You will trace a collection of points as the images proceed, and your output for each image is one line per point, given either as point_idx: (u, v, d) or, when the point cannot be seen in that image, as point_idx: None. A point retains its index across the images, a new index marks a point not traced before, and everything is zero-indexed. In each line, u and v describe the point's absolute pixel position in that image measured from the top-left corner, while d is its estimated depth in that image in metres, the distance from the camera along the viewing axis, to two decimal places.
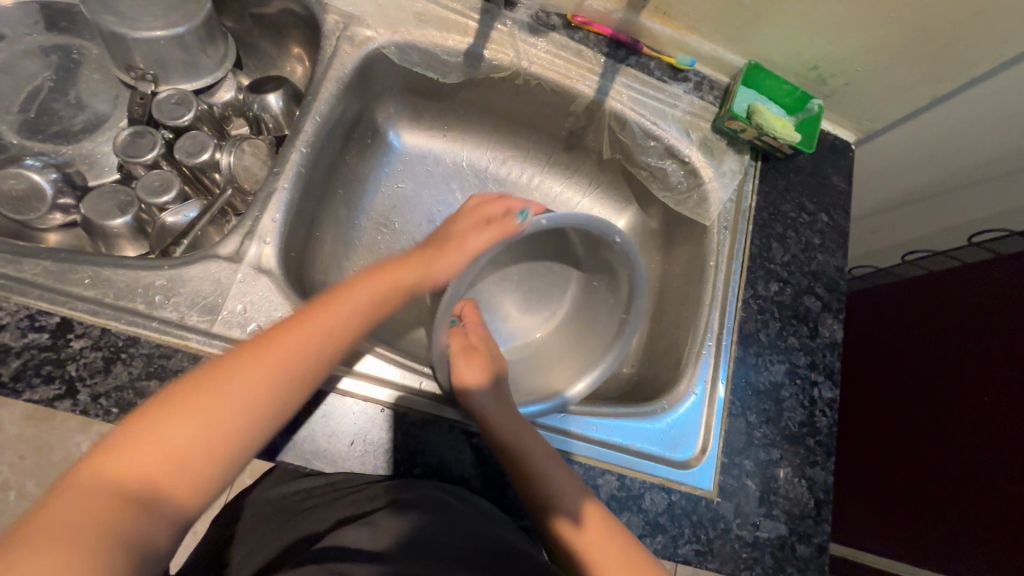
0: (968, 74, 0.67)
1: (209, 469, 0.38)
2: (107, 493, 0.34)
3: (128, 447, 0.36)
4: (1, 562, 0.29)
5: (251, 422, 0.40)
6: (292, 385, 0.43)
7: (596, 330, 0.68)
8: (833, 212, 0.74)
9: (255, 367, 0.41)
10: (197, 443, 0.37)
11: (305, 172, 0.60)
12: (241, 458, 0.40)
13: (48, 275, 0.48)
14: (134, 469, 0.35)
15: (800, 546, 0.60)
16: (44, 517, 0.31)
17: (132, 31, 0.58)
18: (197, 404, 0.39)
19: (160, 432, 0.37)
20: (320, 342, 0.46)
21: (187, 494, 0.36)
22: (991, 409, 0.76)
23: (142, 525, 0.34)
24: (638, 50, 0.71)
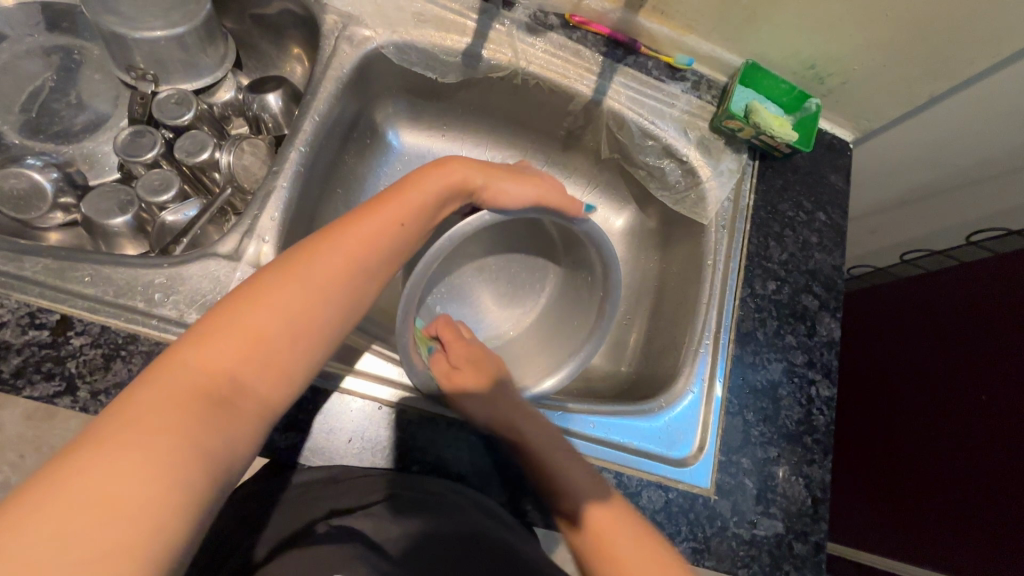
0: (965, 73, 0.67)
1: (290, 355, 0.41)
2: (201, 376, 0.37)
3: (207, 344, 0.38)
4: (115, 439, 0.31)
5: (315, 329, 0.43)
6: (356, 280, 0.46)
7: (573, 323, 0.68)
8: (830, 211, 0.74)
9: (315, 277, 0.44)
10: (277, 332, 0.41)
11: (304, 171, 0.60)
12: (316, 347, 0.43)
13: (49, 273, 0.49)
14: (223, 354, 0.38)
15: (798, 544, 0.60)
16: (141, 402, 0.34)
17: (133, 31, 0.59)
18: (272, 296, 0.42)
19: (243, 322, 0.40)
20: (380, 243, 0.48)
21: (273, 379, 0.40)
22: (988, 407, 0.76)
23: (239, 404, 0.38)
24: (636, 49, 0.71)
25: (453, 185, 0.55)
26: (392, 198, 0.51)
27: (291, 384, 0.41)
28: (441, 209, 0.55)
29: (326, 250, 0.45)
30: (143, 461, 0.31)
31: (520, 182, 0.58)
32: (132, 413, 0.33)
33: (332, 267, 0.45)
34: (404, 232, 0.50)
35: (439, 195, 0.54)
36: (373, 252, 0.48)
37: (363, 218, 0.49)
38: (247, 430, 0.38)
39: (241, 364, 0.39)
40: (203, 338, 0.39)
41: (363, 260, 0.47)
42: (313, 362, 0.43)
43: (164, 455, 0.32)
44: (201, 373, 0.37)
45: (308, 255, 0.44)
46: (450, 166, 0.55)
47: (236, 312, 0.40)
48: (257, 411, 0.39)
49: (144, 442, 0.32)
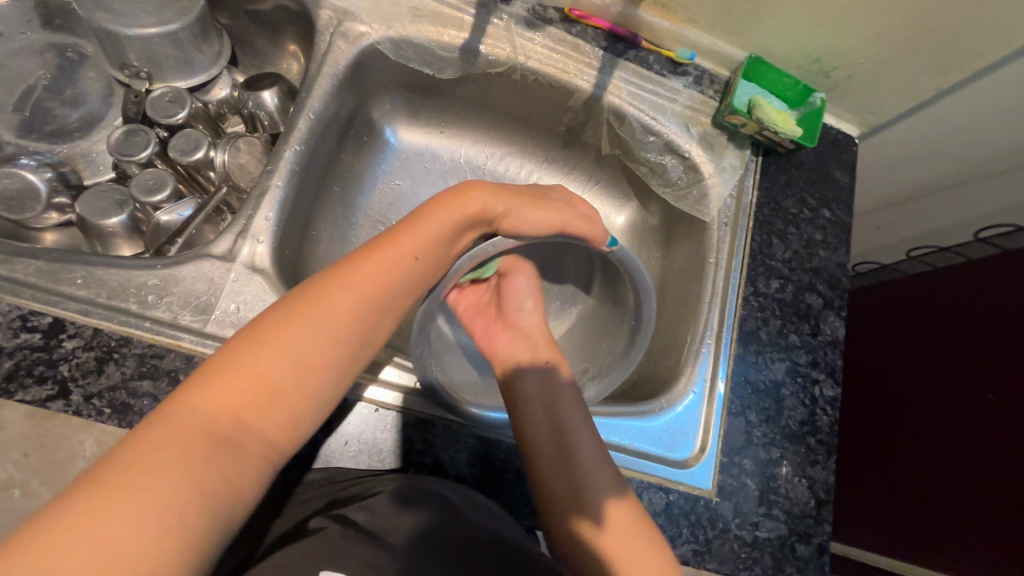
0: (973, 66, 0.65)
1: (299, 397, 0.40)
2: (207, 420, 0.36)
3: (216, 384, 0.37)
4: (113, 488, 0.31)
5: (326, 371, 0.42)
6: (369, 317, 0.44)
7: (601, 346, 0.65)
8: (835, 208, 0.73)
9: (329, 317, 0.42)
10: (286, 373, 0.39)
11: (299, 169, 0.59)
12: (328, 387, 0.42)
13: (41, 274, 0.48)
14: (231, 397, 0.37)
15: (800, 546, 0.59)
16: (145, 445, 0.33)
17: (125, 28, 0.58)
18: (283, 334, 0.40)
19: (253, 362, 0.38)
20: (395, 276, 0.46)
21: (282, 421, 0.39)
22: (994, 407, 0.76)
23: (246, 449, 0.36)
24: (636, 43, 0.70)
25: (473, 215, 0.52)
26: (410, 227, 0.49)
27: (301, 426, 0.40)
28: (459, 239, 0.52)
29: (340, 286, 0.44)
30: (141, 515, 0.30)
31: (542, 210, 0.55)
32: (135, 460, 0.32)
33: (345, 304, 0.43)
34: (420, 264, 0.48)
35: (459, 225, 0.51)
36: (389, 285, 0.46)
37: (381, 248, 0.47)
38: (253, 475, 0.37)
39: (248, 406, 0.37)
40: (211, 378, 0.37)
41: (377, 295, 0.45)
42: (324, 404, 0.42)
43: (164, 509, 0.31)
44: (208, 416, 0.36)
45: (322, 292, 0.43)
46: (474, 193, 0.53)
47: (246, 350, 0.39)
48: (264, 456, 0.38)
49: (144, 494, 0.31)
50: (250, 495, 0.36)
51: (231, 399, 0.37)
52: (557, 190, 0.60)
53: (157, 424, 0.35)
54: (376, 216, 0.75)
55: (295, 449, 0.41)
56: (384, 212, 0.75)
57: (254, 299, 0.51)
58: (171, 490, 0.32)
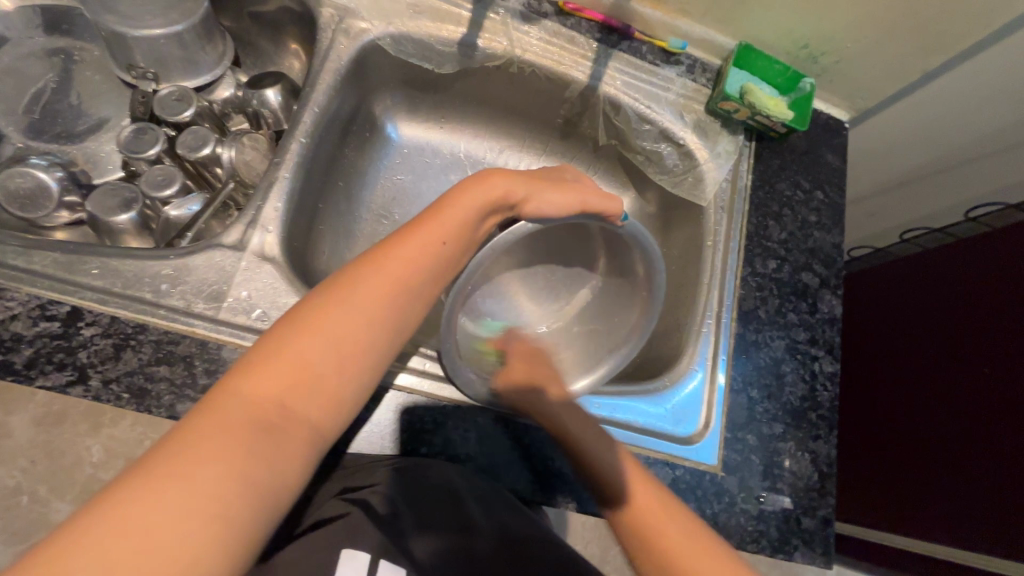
0: (958, 46, 0.67)
1: (338, 382, 0.41)
2: (253, 407, 0.37)
3: (260, 368, 0.39)
4: (169, 466, 0.32)
5: (361, 352, 0.43)
6: (399, 304, 0.46)
7: (609, 329, 0.65)
8: (828, 189, 0.75)
9: (362, 302, 0.44)
10: (325, 360, 0.41)
11: (305, 162, 0.61)
12: (364, 374, 0.43)
13: (58, 266, 0.49)
14: (274, 383, 0.38)
15: (806, 519, 0.61)
16: (198, 427, 0.35)
17: (133, 29, 0.59)
18: (321, 322, 0.42)
19: (294, 350, 0.40)
20: (421, 264, 0.48)
21: (323, 407, 0.40)
22: (990, 380, 0.77)
23: (291, 432, 0.37)
24: (629, 34, 0.72)
25: (492, 201, 0.54)
26: (432, 218, 0.50)
27: (342, 410, 0.41)
28: (479, 226, 0.54)
29: (369, 275, 0.45)
30: (192, 500, 0.31)
31: (564, 192, 0.55)
32: (184, 449, 0.33)
33: (375, 293, 0.44)
34: (446, 250, 0.50)
35: (479, 213, 0.53)
36: (418, 272, 0.47)
37: (406, 236, 0.49)
38: (299, 459, 0.38)
39: (290, 389, 0.39)
40: (253, 368, 0.39)
41: (406, 282, 0.47)
42: (362, 389, 0.43)
43: (213, 494, 0.32)
44: (254, 399, 0.37)
45: (352, 280, 0.45)
46: (493, 180, 0.54)
47: (285, 336, 0.41)
48: (308, 438, 0.39)
49: (198, 473, 0.32)
50: (296, 477, 0.37)
51: (275, 384, 0.38)
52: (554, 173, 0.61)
53: (205, 413, 0.36)
54: (379, 210, 0.76)
55: (337, 434, 0.42)
56: (387, 206, 0.77)
57: (265, 287, 0.53)
58: (222, 469, 0.33)
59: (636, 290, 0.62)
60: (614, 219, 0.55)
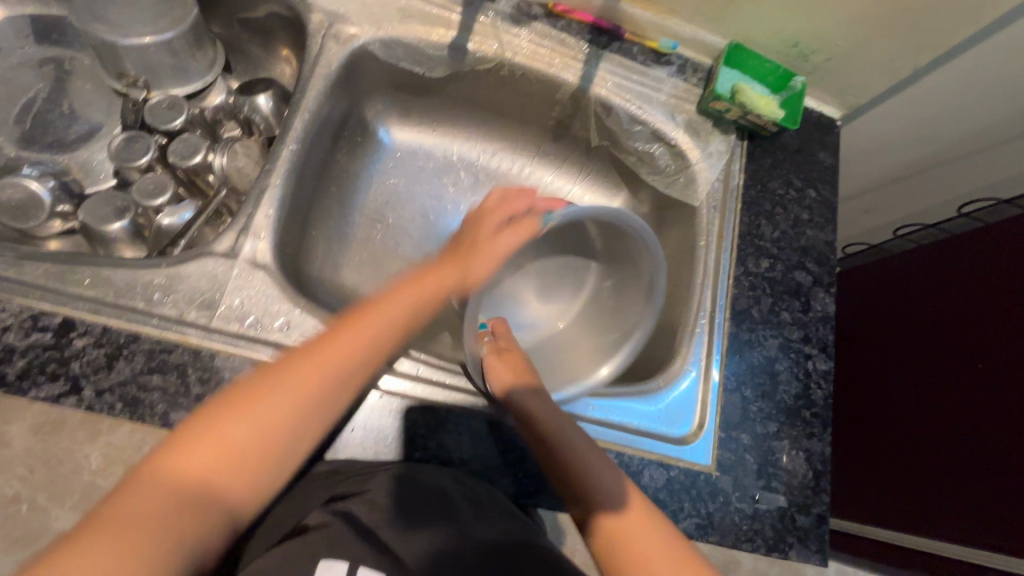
0: (948, 43, 0.67)
1: (263, 467, 0.40)
2: (170, 491, 0.36)
3: (193, 447, 0.39)
4: (79, 548, 0.32)
5: (298, 434, 0.43)
6: (331, 389, 0.45)
7: (623, 311, 0.69)
8: (820, 187, 0.75)
9: (310, 381, 0.44)
10: (258, 443, 0.40)
11: (296, 168, 0.61)
12: (287, 453, 0.42)
13: (50, 276, 0.50)
14: (201, 465, 0.38)
15: (800, 517, 0.61)
16: (119, 505, 0.35)
17: (122, 38, 0.59)
18: (264, 402, 0.42)
19: (218, 430, 0.40)
20: (364, 345, 0.48)
21: (248, 491, 0.40)
22: (985, 375, 0.77)
23: (208, 518, 0.37)
24: (620, 35, 0.72)
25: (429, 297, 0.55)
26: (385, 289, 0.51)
27: (264, 493, 0.41)
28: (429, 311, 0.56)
29: (307, 354, 0.45)
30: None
31: (515, 228, 0.63)
32: (98, 530, 0.33)
33: (313, 373, 0.44)
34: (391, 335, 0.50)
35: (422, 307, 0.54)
36: (364, 344, 0.47)
37: (363, 316, 0.49)
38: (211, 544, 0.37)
39: (218, 472, 0.39)
40: (186, 446, 0.39)
41: (354, 362, 0.46)
42: (288, 467, 0.42)
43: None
44: (181, 478, 0.37)
45: (304, 357, 0.45)
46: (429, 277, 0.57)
47: (225, 415, 0.41)
48: (226, 525, 0.38)
49: (107, 556, 0.32)
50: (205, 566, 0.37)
51: (204, 464, 0.38)
52: None
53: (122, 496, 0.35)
54: (373, 214, 0.76)
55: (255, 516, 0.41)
56: (380, 210, 0.77)
57: (257, 294, 0.53)
58: (130, 555, 0.33)
59: (641, 269, 0.67)
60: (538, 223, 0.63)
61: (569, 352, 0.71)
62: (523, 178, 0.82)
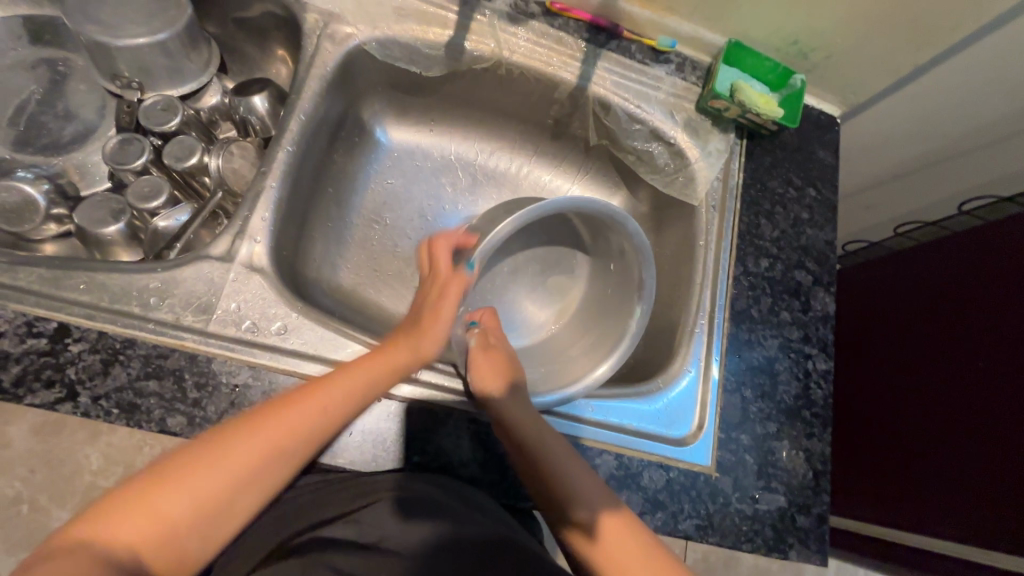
0: (949, 40, 0.66)
1: (189, 541, 0.39)
2: (99, 545, 0.35)
3: (122, 510, 0.37)
4: None
5: (236, 501, 0.41)
6: (274, 464, 0.43)
7: (617, 309, 0.65)
8: (820, 186, 0.74)
9: (253, 449, 0.42)
10: (190, 515, 0.39)
11: (292, 170, 0.60)
12: (248, 512, 0.42)
13: (44, 281, 0.49)
14: (128, 532, 0.36)
15: (801, 517, 0.61)
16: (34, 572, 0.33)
17: (115, 39, 0.59)
18: (202, 469, 0.40)
19: (153, 495, 0.38)
20: (322, 422, 0.46)
21: (173, 565, 0.38)
22: (986, 372, 0.77)
23: None
24: (618, 33, 0.71)
25: (411, 360, 0.54)
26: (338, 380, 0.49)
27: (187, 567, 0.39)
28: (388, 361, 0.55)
29: (264, 422, 0.44)
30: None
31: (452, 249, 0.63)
32: None
33: (263, 447, 0.43)
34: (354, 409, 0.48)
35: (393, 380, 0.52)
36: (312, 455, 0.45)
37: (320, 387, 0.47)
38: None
39: (145, 541, 0.37)
40: (115, 507, 0.37)
41: (302, 447, 0.45)
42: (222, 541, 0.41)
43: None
44: (106, 544, 0.36)
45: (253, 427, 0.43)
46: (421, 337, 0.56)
47: (160, 481, 0.39)
48: None
49: None
50: None
51: (129, 533, 0.36)
52: None
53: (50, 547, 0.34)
54: (371, 214, 0.76)
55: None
56: (378, 210, 0.76)
57: (254, 298, 0.53)
58: None
59: (630, 266, 0.64)
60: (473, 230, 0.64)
61: (563, 355, 0.67)
62: (522, 178, 0.82)
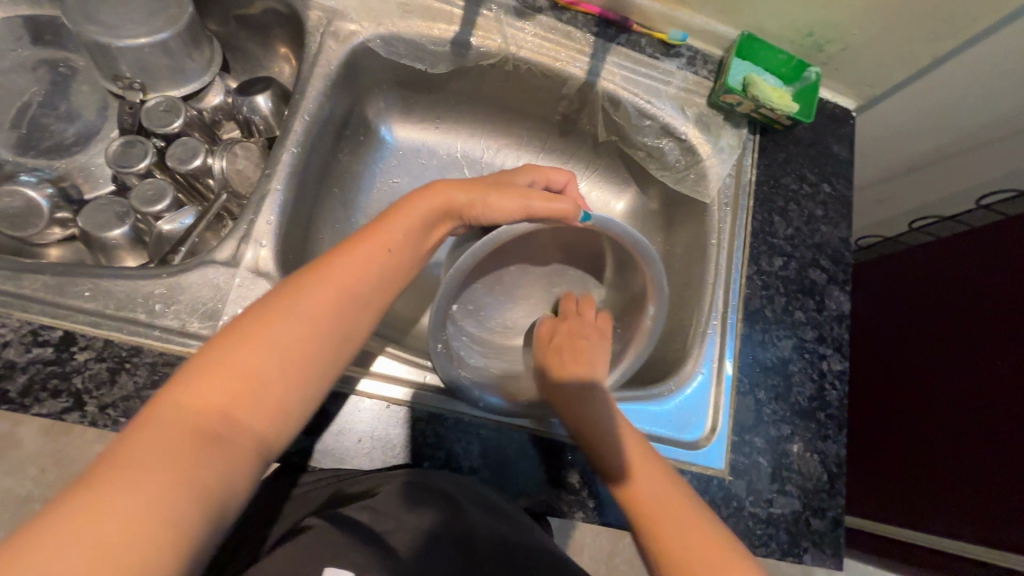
0: (970, 30, 0.64)
1: (283, 392, 0.40)
2: (195, 415, 0.36)
3: (201, 377, 0.38)
4: (111, 481, 0.31)
5: (313, 351, 0.42)
6: (337, 315, 0.44)
7: (627, 316, 0.63)
8: (835, 181, 0.73)
9: (309, 306, 0.43)
10: (269, 368, 0.40)
11: (297, 172, 0.59)
12: (327, 356, 0.43)
13: (48, 289, 0.49)
14: (216, 393, 0.38)
15: (815, 521, 0.60)
16: (133, 445, 0.34)
17: (116, 40, 0.58)
18: (265, 330, 0.41)
19: (229, 357, 0.39)
20: (372, 272, 0.47)
21: (269, 415, 0.39)
22: (1003, 373, 0.76)
23: (235, 444, 0.37)
24: (628, 27, 0.70)
25: (440, 210, 0.52)
26: (379, 228, 0.49)
27: (288, 420, 0.41)
28: (431, 233, 0.53)
29: (319, 281, 0.44)
30: (130, 511, 0.31)
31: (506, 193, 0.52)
32: (123, 463, 0.33)
33: (327, 298, 0.44)
34: (397, 257, 0.49)
35: (433, 218, 0.52)
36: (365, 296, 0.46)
37: (357, 245, 0.48)
38: (244, 466, 0.37)
39: (234, 398, 0.38)
40: (192, 379, 0.38)
41: (356, 294, 0.46)
42: (311, 388, 0.42)
43: (154, 504, 0.32)
44: (198, 410, 0.37)
45: (301, 286, 0.44)
46: (436, 190, 0.52)
47: (228, 346, 0.40)
48: (254, 450, 0.38)
49: (133, 489, 0.31)
50: (240, 493, 0.37)
51: (217, 393, 0.38)
52: (537, 174, 0.58)
53: (140, 427, 0.35)
54: (377, 215, 0.75)
55: (282, 444, 0.41)
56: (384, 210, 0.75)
57: None
58: (157, 489, 0.32)
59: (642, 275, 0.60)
60: (573, 220, 0.52)
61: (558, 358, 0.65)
62: None
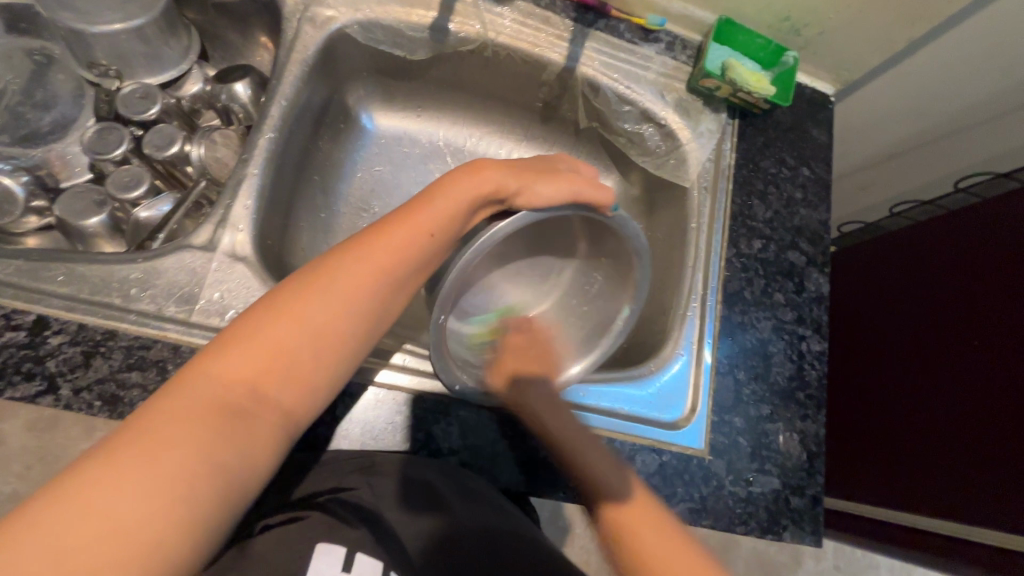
0: (943, 14, 0.65)
1: (312, 370, 0.41)
2: (224, 388, 0.37)
3: (233, 349, 0.38)
4: (141, 446, 0.32)
5: (344, 329, 0.43)
6: (368, 295, 0.44)
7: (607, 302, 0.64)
8: (814, 165, 0.73)
9: (341, 285, 0.43)
10: (299, 346, 0.40)
11: (274, 157, 0.59)
12: (358, 337, 0.44)
13: (22, 274, 0.48)
14: (246, 367, 0.38)
15: (795, 499, 0.60)
16: (167, 410, 0.35)
17: (89, 26, 0.57)
18: (298, 305, 0.41)
19: (261, 331, 0.39)
20: (405, 255, 0.46)
21: (296, 393, 0.40)
22: (983, 351, 0.76)
23: (261, 419, 0.37)
24: (606, 12, 0.70)
25: (484, 194, 0.51)
26: (417, 208, 0.49)
27: (315, 399, 0.41)
28: (471, 217, 0.52)
29: (351, 260, 0.44)
30: (157, 482, 0.31)
31: (554, 181, 0.52)
32: (155, 429, 0.34)
33: (354, 279, 0.44)
34: (431, 243, 0.48)
35: (472, 203, 0.51)
36: (398, 277, 0.46)
37: (393, 224, 0.47)
38: (266, 445, 0.37)
39: (264, 373, 0.39)
40: (224, 349, 0.38)
41: (390, 273, 0.45)
42: (339, 370, 0.43)
43: (171, 481, 0.32)
44: (228, 382, 0.37)
45: (335, 265, 0.44)
46: (486, 171, 0.52)
47: (260, 320, 0.40)
48: (280, 428, 0.39)
49: (161, 459, 0.32)
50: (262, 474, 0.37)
51: (247, 368, 0.38)
52: (575, 164, 0.58)
53: (168, 397, 0.35)
54: (358, 203, 0.75)
55: (306, 423, 0.42)
56: (365, 198, 0.75)
57: (237, 288, 0.52)
58: (183, 461, 0.33)
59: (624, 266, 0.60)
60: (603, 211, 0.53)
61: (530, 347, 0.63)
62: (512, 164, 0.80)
